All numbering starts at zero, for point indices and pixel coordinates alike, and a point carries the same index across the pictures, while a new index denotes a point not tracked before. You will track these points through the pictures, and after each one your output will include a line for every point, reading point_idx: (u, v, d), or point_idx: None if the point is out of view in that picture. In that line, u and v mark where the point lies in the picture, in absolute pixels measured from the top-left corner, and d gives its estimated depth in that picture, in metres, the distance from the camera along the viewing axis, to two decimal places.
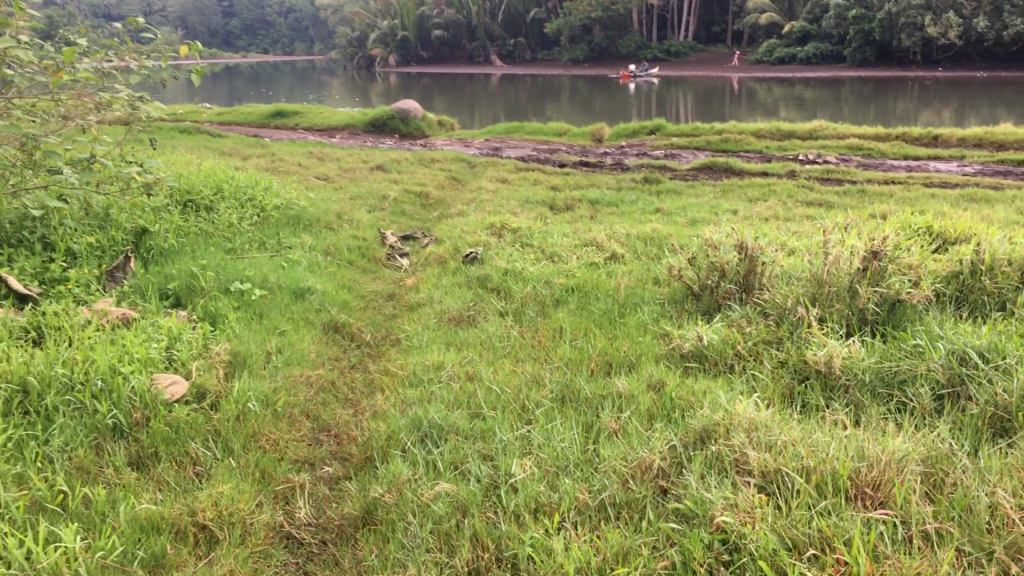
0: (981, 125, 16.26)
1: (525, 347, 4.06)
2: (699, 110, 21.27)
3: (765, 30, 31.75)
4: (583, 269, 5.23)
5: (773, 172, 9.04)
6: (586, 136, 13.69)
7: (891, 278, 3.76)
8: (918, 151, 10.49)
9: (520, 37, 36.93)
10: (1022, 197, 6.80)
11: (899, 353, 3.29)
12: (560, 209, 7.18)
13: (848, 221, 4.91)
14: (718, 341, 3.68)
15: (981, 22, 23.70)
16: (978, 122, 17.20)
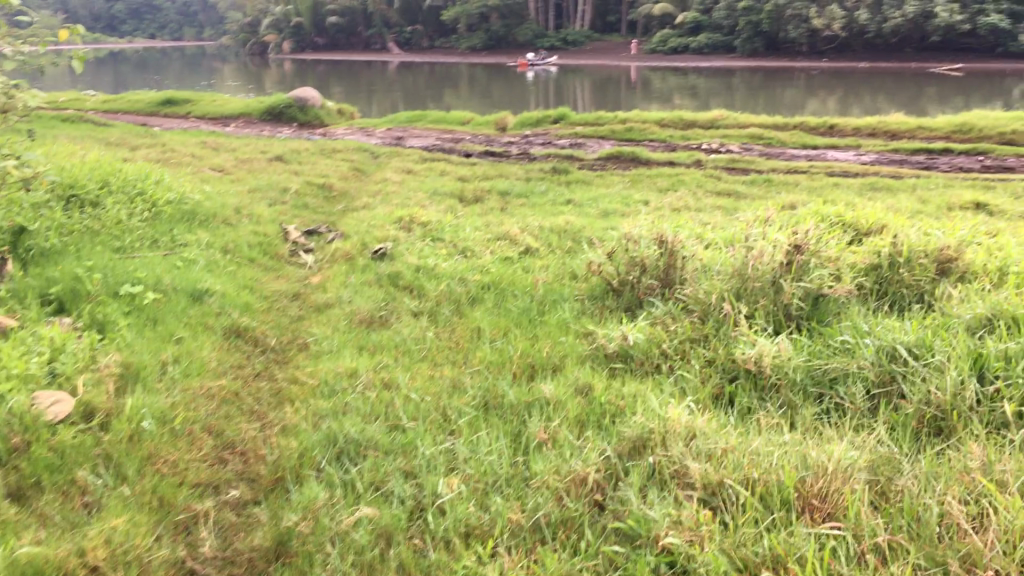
0: (867, 114, 16.80)
1: (443, 350, 3.87)
2: (596, 98, 21.37)
3: (660, 21, 32.17)
4: (497, 265, 5.05)
5: (679, 161, 9.06)
6: (490, 125, 13.52)
7: (814, 271, 3.69)
8: (816, 140, 10.69)
9: (417, 24, 36.47)
10: (921, 185, 6.95)
11: (827, 350, 3.22)
12: (470, 201, 6.99)
13: (764, 213, 4.87)
14: (643, 340, 3.56)
15: (863, 14, 24.67)
16: (863, 111, 17.74)
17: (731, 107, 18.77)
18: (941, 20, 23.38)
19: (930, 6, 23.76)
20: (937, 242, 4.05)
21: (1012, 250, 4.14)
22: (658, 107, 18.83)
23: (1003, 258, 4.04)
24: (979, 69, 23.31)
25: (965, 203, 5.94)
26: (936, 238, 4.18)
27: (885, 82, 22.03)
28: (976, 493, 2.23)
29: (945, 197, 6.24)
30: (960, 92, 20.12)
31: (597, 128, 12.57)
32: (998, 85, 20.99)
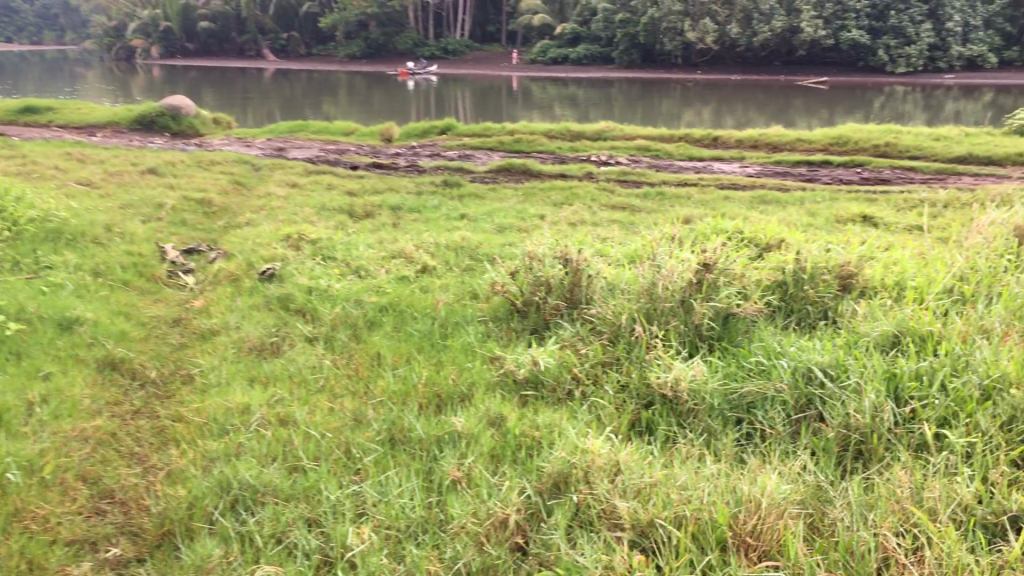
0: (741, 126, 17.26)
1: (344, 380, 3.64)
2: (477, 108, 21.28)
3: (538, 31, 32.39)
4: (394, 285, 4.85)
5: (570, 173, 9.02)
6: (375, 135, 13.23)
7: (723, 290, 3.65)
8: (701, 152, 10.86)
9: (294, 31, 35.64)
10: (808, 198, 7.09)
11: (742, 373, 3.15)
12: (361, 217, 6.74)
13: (666, 231, 4.83)
14: (555, 365, 3.43)
15: (733, 28, 25.49)
16: (736, 122, 18.21)
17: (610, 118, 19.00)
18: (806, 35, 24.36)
19: (796, 21, 24.74)
20: (837, 258, 4.08)
21: (907, 265, 4.21)
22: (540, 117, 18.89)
23: (900, 272, 4.10)
24: (842, 83, 24.40)
25: (852, 216, 6.07)
26: (836, 254, 4.21)
27: (755, 95, 22.77)
28: (909, 524, 2.18)
29: (833, 210, 6.37)
30: (824, 104, 20.97)
31: (485, 139, 12.45)
32: (860, 97, 21.98)
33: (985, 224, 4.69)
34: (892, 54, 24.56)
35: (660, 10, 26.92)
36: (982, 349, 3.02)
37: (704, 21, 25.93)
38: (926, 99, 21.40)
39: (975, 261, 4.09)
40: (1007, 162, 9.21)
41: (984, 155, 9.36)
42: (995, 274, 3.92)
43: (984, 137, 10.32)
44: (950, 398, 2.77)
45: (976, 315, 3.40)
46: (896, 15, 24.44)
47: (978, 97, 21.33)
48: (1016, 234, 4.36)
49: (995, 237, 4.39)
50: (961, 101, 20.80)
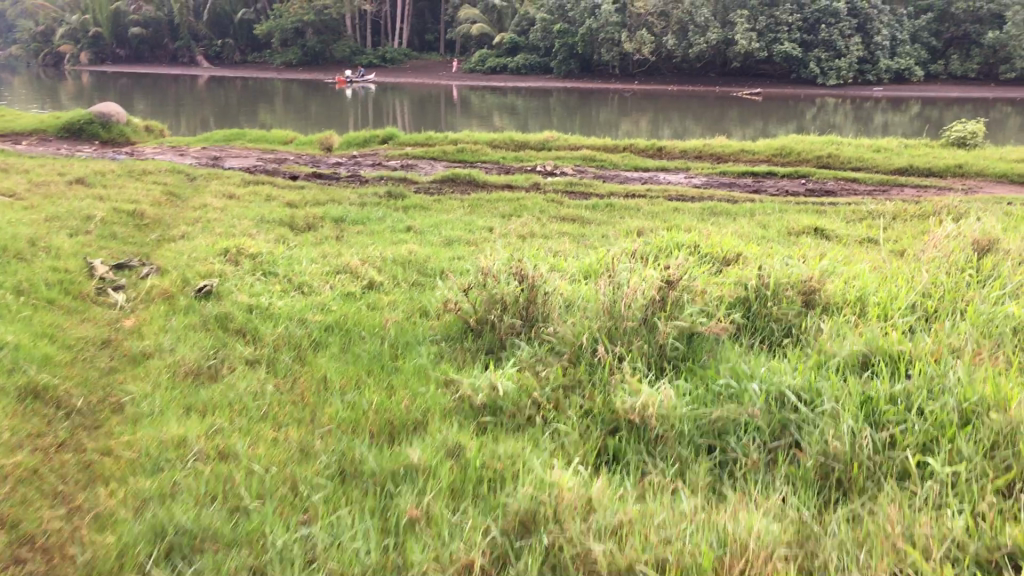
0: (679, 136, 17.35)
1: (290, 407, 3.41)
2: (416, 116, 21.07)
3: (477, 41, 32.26)
4: (340, 302, 4.63)
5: (517, 184, 8.88)
6: (315, 144, 12.93)
7: (687, 308, 3.52)
8: (647, 162, 10.81)
9: (228, 38, 34.98)
10: (758, 210, 7.06)
11: (710, 396, 3.02)
12: (303, 230, 6.49)
13: (622, 245, 4.69)
14: (514, 389, 3.25)
15: (669, 40, 25.68)
16: (673, 132, 18.29)
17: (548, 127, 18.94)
18: (740, 47, 24.67)
19: (730, 33, 25.03)
20: (801, 272, 3.98)
21: (868, 280, 4.13)
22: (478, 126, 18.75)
23: (861, 287, 4.02)
24: (775, 94, 24.76)
25: (804, 228, 6.02)
26: (797, 267, 4.11)
27: (691, 105, 22.96)
28: (903, 564, 2.05)
29: (785, 222, 6.33)
30: (758, 115, 21.21)
31: (428, 148, 12.25)
32: (794, 109, 22.30)
33: (941, 237, 4.65)
34: (823, 67, 24.98)
35: (597, 21, 27.03)
36: (955, 369, 2.92)
37: (640, 32, 26.11)
38: (857, 111, 21.79)
39: (935, 276, 4.03)
40: (947, 173, 9.31)
41: (924, 166, 9.45)
42: (956, 289, 3.86)
43: (923, 149, 10.47)
44: (930, 423, 2.65)
45: (944, 333, 3.32)
46: (827, 28, 24.83)
47: (906, 110, 21.79)
48: (974, 247, 4.32)
49: (952, 250, 4.34)
50: (890, 113, 21.21)
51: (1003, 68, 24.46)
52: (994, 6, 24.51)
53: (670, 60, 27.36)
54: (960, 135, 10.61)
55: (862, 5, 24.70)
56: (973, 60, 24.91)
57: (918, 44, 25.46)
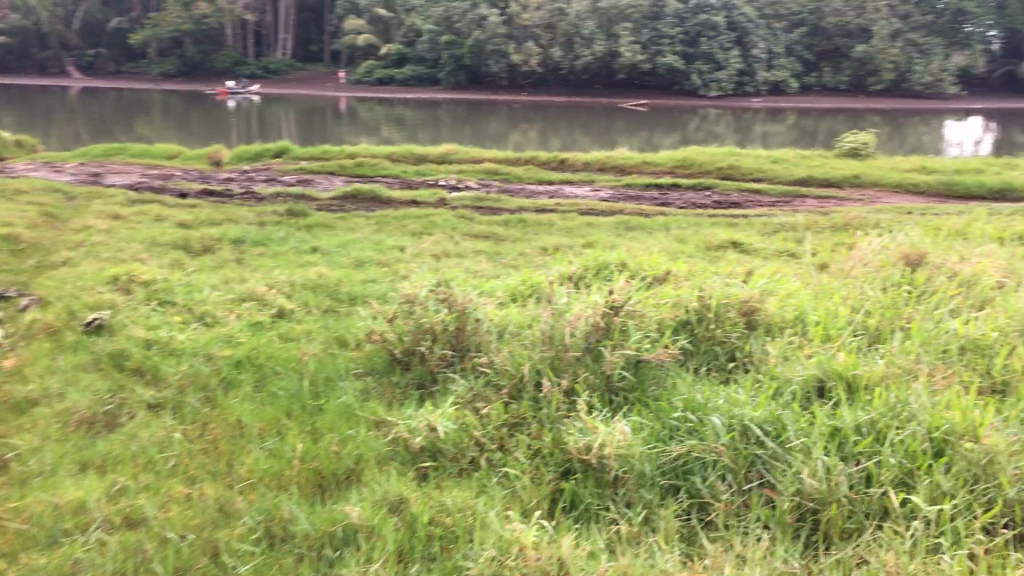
0: (568, 148, 17.34)
1: (204, 458, 3.05)
2: (300, 128, 20.50)
3: (362, 52, 31.67)
4: (248, 334, 4.27)
5: (422, 200, 8.62)
6: (202, 158, 12.32)
7: (632, 335, 3.33)
8: (550, 175, 10.69)
9: (101, 47, 33.35)
10: (673, 224, 6.99)
11: (666, 432, 2.83)
12: (199, 254, 6.05)
13: (552, 271, 4.49)
14: (453, 429, 2.99)
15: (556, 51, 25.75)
16: (561, 143, 18.28)
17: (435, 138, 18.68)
18: (625, 59, 24.99)
19: (615, 45, 25.30)
20: (741, 292, 3.85)
21: (805, 296, 4.02)
22: (367, 138, 18.34)
23: (799, 304, 3.91)
24: (661, 105, 25.18)
25: (722, 242, 5.97)
26: (736, 286, 3.97)
27: (580, 116, 23.08)
28: None
29: (702, 236, 6.27)
30: (643, 125, 21.49)
31: (324, 162, 11.83)
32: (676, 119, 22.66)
33: (867, 251, 4.65)
34: (705, 79, 25.50)
35: (484, 32, 26.58)
36: (916, 392, 2.82)
37: (528, 44, 26.11)
38: (737, 121, 22.34)
39: (872, 293, 3.96)
40: (845, 183, 9.50)
41: (823, 177, 9.63)
42: (894, 305, 3.79)
43: (819, 159, 10.69)
44: (903, 454, 2.52)
45: (896, 355, 3.21)
46: (707, 41, 25.42)
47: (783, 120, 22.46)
48: (903, 261, 4.31)
49: (882, 265, 4.34)
50: (768, 123, 21.79)
51: (871, 80, 25.67)
52: (862, 20, 25.59)
53: (557, 71, 27.47)
54: (853, 145, 10.89)
55: (740, 19, 25.46)
56: (844, 72, 26.02)
57: (793, 57, 26.41)
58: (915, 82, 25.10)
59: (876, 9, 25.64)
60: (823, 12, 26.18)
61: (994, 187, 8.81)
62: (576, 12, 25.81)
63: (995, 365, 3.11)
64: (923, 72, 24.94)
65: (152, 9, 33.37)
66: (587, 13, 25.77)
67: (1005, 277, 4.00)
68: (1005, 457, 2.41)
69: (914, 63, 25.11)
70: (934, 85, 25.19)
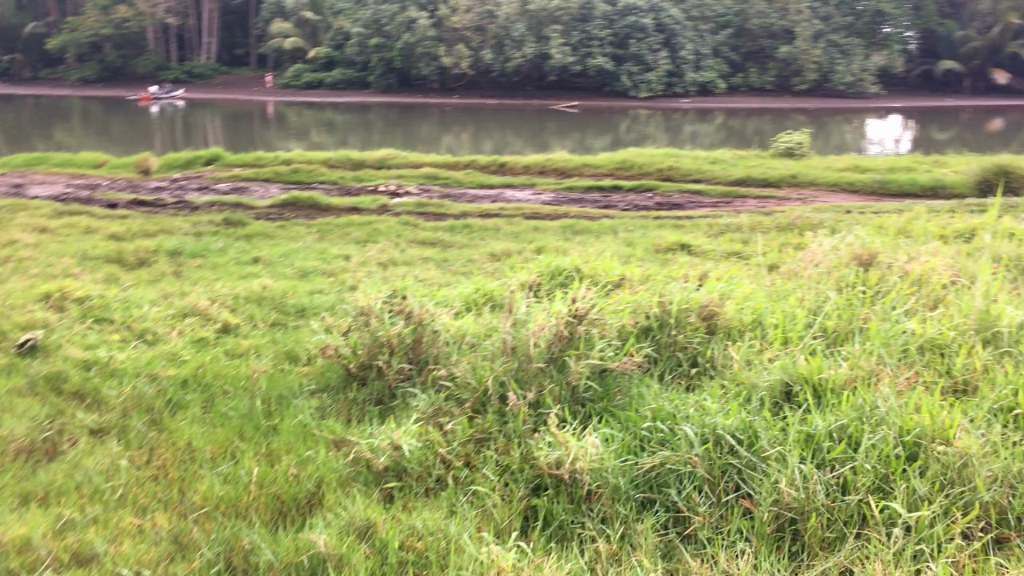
0: (501, 150, 17.31)
1: (155, 486, 2.90)
2: (228, 134, 20.08)
3: (290, 56, 31.13)
4: (192, 351, 4.10)
5: (363, 207, 8.48)
6: (130, 167, 11.93)
7: (596, 344, 3.27)
8: (490, 179, 10.62)
9: (15, 53, 32.12)
10: (618, 226, 6.99)
11: (636, 443, 2.77)
12: (134, 268, 5.81)
13: (510, 282, 4.41)
14: (417, 447, 2.89)
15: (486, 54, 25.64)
16: (494, 146, 18.23)
17: (367, 143, 18.49)
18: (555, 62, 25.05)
19: (545, 48, 25.33)
20: (701, 296, 3.82)
21: (763, 299, 4.01)
22: (297, 143, 18.06)
23: (756, 306, 3.90)
24: (592, 107, 25.33)
25: (670, 245, 5.98)
26: (696, 291, 3.94)
27: (512, 119, 23.06)
28: None
29: (649, 238, 6.27)
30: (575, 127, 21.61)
31: (258, 169, 11.57)
32: (608, 121, 22.80)
33: (818, 251, 4.67)
34: (634, 80, 25.72)
35: (413, 35, 26.32)
36: (884, 395, 2.81)
37: (458, 46, 25.91)
38: (667, 122, 22.61)
39: (829, 293, 3.97)
40: (782, 182, 9.61)
41: (760, 177, 9.74)
42: (851, 305, 3.80)
43: (754, 159, 10.82)
44: (877, 458, 2.50)
45: (860, 356, 3.21)
46: (635, 43, 25.63)
47: (711, 120, 22.79)
48: (856, 261, 4.33)
49: (835, 266, 4.35)
50: (697, 123, 22.09)
51: (795, 80, 26.28)
52: (785, 22, 26.14)
53: (488, 74, 27.40)
54: (788, 145, 11.06)
55: (668, 21, 25.72)
56: (769, 73, 26.57)
57: (720, 58, 26.75)
58: (837, 82, 25.84)
59: (799, 11, 26.19)
60: (747, 14, 26.62)
61: (926, 184, 9.00)
62: (506, 13, 25.59)
63: (954, 363, 3.12)
64: (845, 72, 25.70)
65: (69, 13, 32.28)
66: (516, 15, 25.63)
67: (956, 275, 4.04)
68: (978, 460, 2.40)
69: (836, 63, 25.84)
70: (855, 85, 25.97)
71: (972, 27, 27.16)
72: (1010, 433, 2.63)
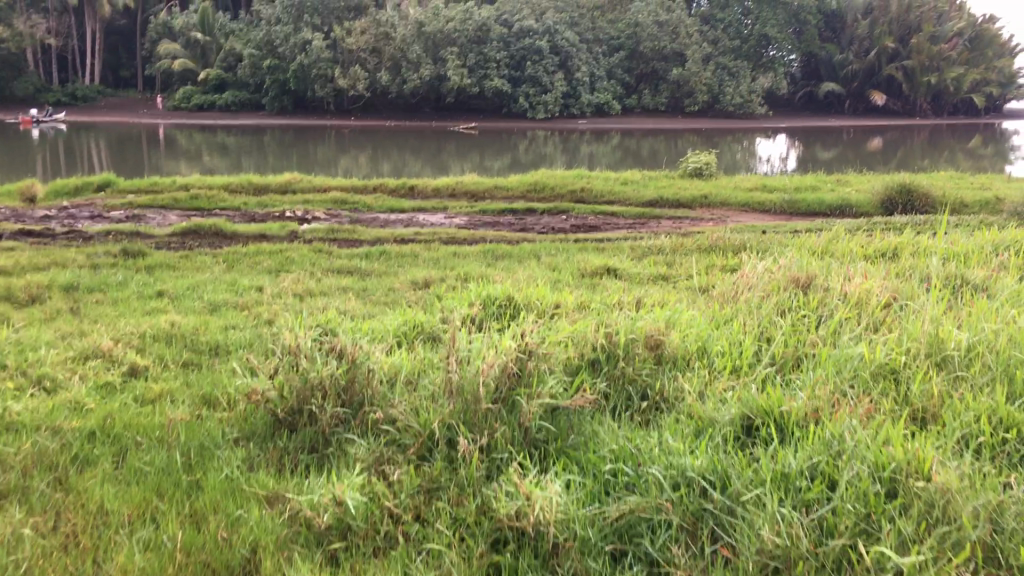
0: (401, 173, 17.00)
1: (65, 558, 2.56)
2: (114, 158, 19.22)
3: (180, 77, 30.13)
4: (97, 398, 3.74)
5: (271, 234, 8.14)
6: (14, 195, 11.21)
7: (547, 380, 3.10)
8: (400, 203, 10.37)
9: None
10: (540, 250, 6.87)
11: (601, 492, 2.59)
12: (26, 305, 5.36)
13: (445, 319, 4.20)
14: (362, 502, 2.64)
15: (383, 76, 25.27)
16: (393, 168, 17.89)
17: (262, 166, 18.00)
18: (453, 83, 24.92)
19: (442, 69, 25.14)
20: (646, 325, 3.69)
21: (705, 324, 3.91)
22: (188, 166, 17.43)
23: (699, 333, 3.78)
24: (491, 128, 25.30)
25: (596, 269, 5.88)
26: (641, 319, 3.81)
27: (411, 140, 22.80)
28: None
29: (575, 263, 6.16)
30: (473, 147, 21.52)
31: (155, 195, 11.03)
32: (506, 141, 22.82)
33: (752, 273, 4.64)
34: (531, 102, 25.80)
35: (307, 55, 25.42)
36: (850, 425, 2.71)
37: (354, 68, 25.39)
38: (565, 142, 22.74)
39: (771, 317, 3.91)
40: (695, 204, 9.66)
41: (673, 198, 9.78)
42: (797, 329, 3.73)
43: (664, 180, 10.89)
44: (855, 498, 2.38)
45: (815, 385, 3.11)
46: (532, 65, 25.69)
47: (608, 140, 23.05)
48: (793, 285, 4.30)
49: (772, 290, 4.31)
50: (593, 144, 22.34)
51: (687, 102, 26.91)
52: (676, 45, 26.71)
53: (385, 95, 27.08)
54: (696, 166, 11.16)
55: (563, 43, 25.87)
56: (662, 94, 27.09)
57: (614, 80, 27.15)
58: (726, 103, 26.67)
59: (688, 34, 26.86)
60: (640, 37, 26.85)
61: (832, 203, 9.18)
62: (402, 36, 25.26)
63: (910, 390, 3.04)
64: (733, 94, 26.54)
65: None
66: (413, 37, 25.40)
67: (893, 295, 4.02)
68: (961, 496, 2.31)
69: (725, 85, 26.67)
70: (743, 105, 26.85)
71: (850, 51, 28.41)
72: (978, 463, 2.55)
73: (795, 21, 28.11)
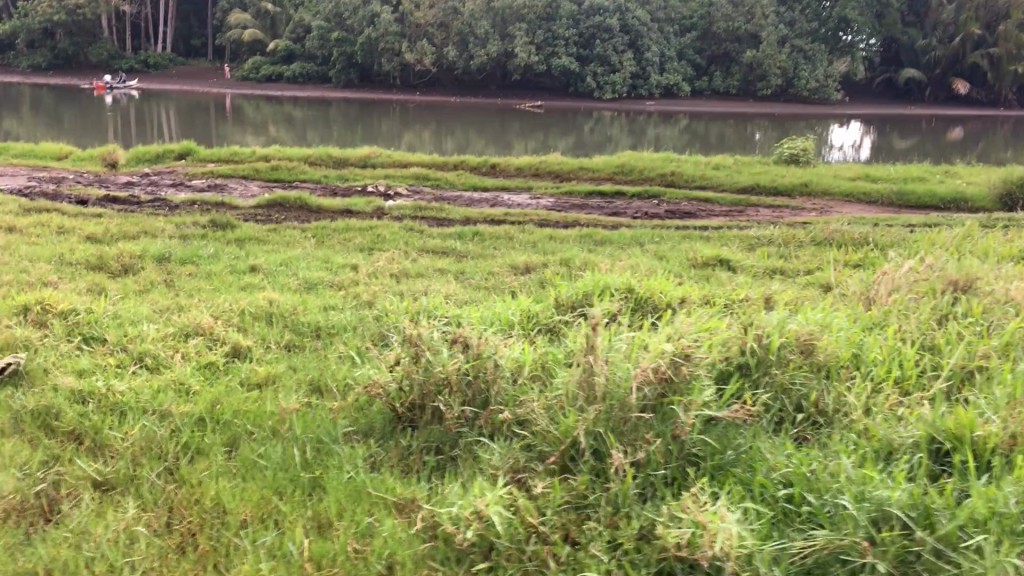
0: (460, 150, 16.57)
1: (183, 564, 2.36)
2: (183, 126, 19.22)
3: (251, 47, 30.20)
4: (201, 379, 3.53)
5: (357, 210, 7.93)
6: (96, 160, 11.19)
7: (703, 388, 2.79)
8: (483, 181, 10.08)
9: None
10: (640, 237, 6.53)
11: (784, 528, 2.28)
12: (120, 276, 5.19)
13: (571, 314, 3.91)
14: (506, 518, 2.35)
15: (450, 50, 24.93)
16: (457, 146, 17.53)
17: (327, 138, 17.89)
18: (520, 60, 24.55)
19: (510, 46, 24.83)
20: (797, 325, 3.35)
21: (856, 325, 3.55)
22: (254, 138, 17.32)
23: (852, 335, 3.42)
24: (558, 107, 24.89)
25: (706, 260, 5.53)
26: (790, 318, 3.46)
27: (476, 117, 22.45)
28: None
29: (683, 251, 5.83)
30: (539, 127, 21.09)
31: (236, 165, 10.90)
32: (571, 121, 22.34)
33: (894, 273, 4.27)
34: (599, 81, 25.21)
35: (376, 29, 25.42)
36: None
37: (422, 42, 25.11)
38: (632, 124, 22.19)
39: (931, 323, 3.55)
40: (794, 192, 9.22)
41: (769, 185, 9.35)
42: (968, 337, 3.36)
43: (758, 166, 10.43)
44: None
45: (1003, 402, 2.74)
46: (601, 44, 25.11)
47: (675, 123, 22.45)
48: (951, 287, 3.93)
49: (926, 292, 3.94)
50: (660, 126, 21.72)
51: (760, 85, 25.96)
52: (751, 26, 25.80)
53: (451, 71, 26.63)
54: (791, 152, 10.68)
55: (633, 22, 25.28)
56: (734, 77, 26.19)
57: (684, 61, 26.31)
58: (801, 88, 25.65)
59: (765, 15, 25.75)
60: (713, 17, 26.19)
61: (945, 197, 8.67)
62: (470, 9, 25.12)
63: None
64: (809, 78, 25.53)
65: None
66: (481, 12, 25.17)
67: None
68: None
69: (800, 68, 25.68)
70: (819, 90, 25.79)
71: (934, 37, 27.21)
72: None
73: (878, 5, 26.90)
